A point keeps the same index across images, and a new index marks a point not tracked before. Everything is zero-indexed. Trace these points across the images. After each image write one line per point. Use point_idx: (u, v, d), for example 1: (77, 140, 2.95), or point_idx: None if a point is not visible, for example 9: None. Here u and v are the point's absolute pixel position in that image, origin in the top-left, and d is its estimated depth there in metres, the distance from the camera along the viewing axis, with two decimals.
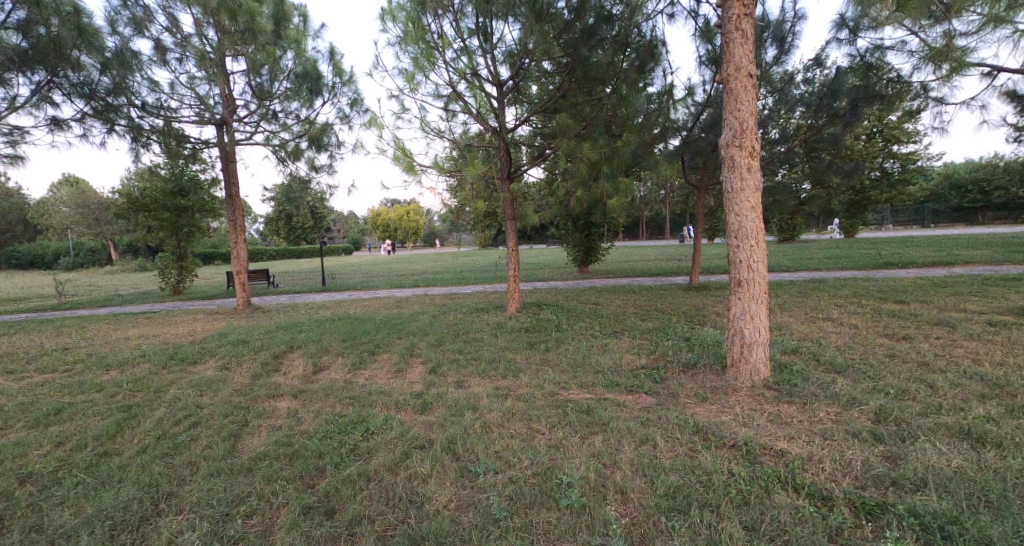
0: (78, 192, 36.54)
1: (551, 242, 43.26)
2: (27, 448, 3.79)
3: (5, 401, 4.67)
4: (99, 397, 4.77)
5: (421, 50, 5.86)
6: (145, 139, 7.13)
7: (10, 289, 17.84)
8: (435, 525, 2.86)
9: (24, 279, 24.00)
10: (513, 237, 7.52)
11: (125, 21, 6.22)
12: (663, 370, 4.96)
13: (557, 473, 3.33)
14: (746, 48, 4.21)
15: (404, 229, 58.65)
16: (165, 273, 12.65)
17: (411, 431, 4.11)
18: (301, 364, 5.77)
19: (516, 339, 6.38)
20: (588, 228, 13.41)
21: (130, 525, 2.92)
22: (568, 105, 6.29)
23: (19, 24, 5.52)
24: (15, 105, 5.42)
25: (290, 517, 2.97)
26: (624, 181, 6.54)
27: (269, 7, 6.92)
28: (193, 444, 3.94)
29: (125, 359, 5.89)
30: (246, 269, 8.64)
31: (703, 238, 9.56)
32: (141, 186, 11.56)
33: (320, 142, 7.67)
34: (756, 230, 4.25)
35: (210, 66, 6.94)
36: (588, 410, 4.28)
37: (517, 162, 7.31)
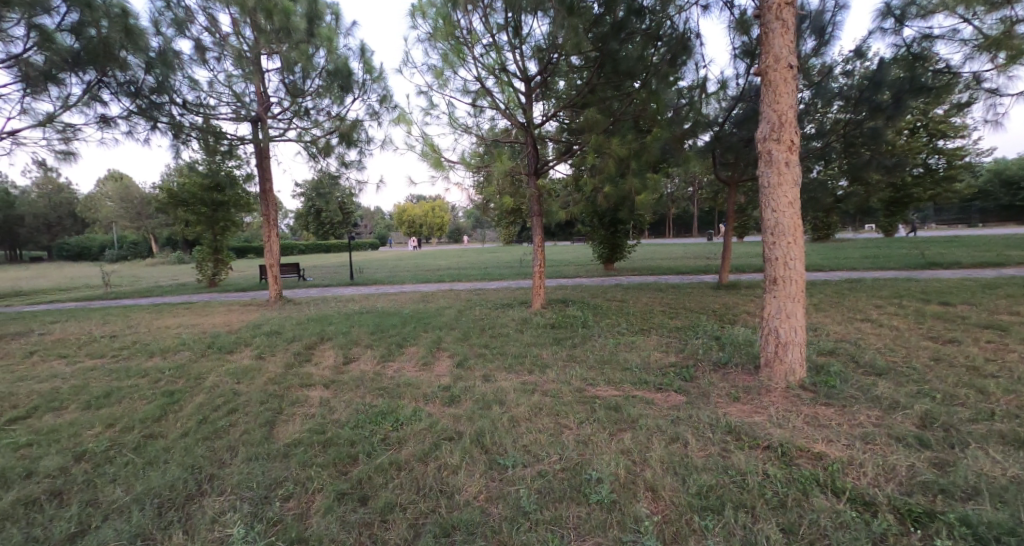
0: (120, 187, 38.18)
1: (574, 239, 42.98)
2: (81, 428, 4.00)
3: (60, 383, 4.93)
4: (144, 382, 4.99)
5: (451, 46, 5.90)
6: (185, 136, 7.40)
7: (61, 279, 18.79)
8: (466, 516, 2.89)
9: (73, 271, 25.26)
10: (539, 234, 7.49)
11: (167, 22, 6.46)
12: (693, 369, 4.88)
13: (586, 468, 3.32)
14: (787, 38, 4.09)
15: (429, 226, 59.28)
16: (202, 265, 13.12)
17: (440, 423, 4.16)
18: (331, 355, 5.91)
19: (542, 335, 6.38)
20: (614, 225, 13.26)
21: (176, 503, 3.06)
22: (597, 100, 6.24)
23: (72, 27, 5.78)
24: (68, 104, 5.69)
25: (325, 503, 3.06)
26: (653, 177, 6.44)
27: (303, 7, 7.08)
28: (233, 429, 4.09)
29: (168, 347, 6.14)
30: (278, 262, 8.87)
31: (733, 237, 9.29)
32: (180, 181, 12.00)
33: (350, 139, 7.81)
34: (794, 227, 4.14)
35: (247, 65, 7.15)
36: (616, 407, 4.25)
37: (543, 158, 7.28)
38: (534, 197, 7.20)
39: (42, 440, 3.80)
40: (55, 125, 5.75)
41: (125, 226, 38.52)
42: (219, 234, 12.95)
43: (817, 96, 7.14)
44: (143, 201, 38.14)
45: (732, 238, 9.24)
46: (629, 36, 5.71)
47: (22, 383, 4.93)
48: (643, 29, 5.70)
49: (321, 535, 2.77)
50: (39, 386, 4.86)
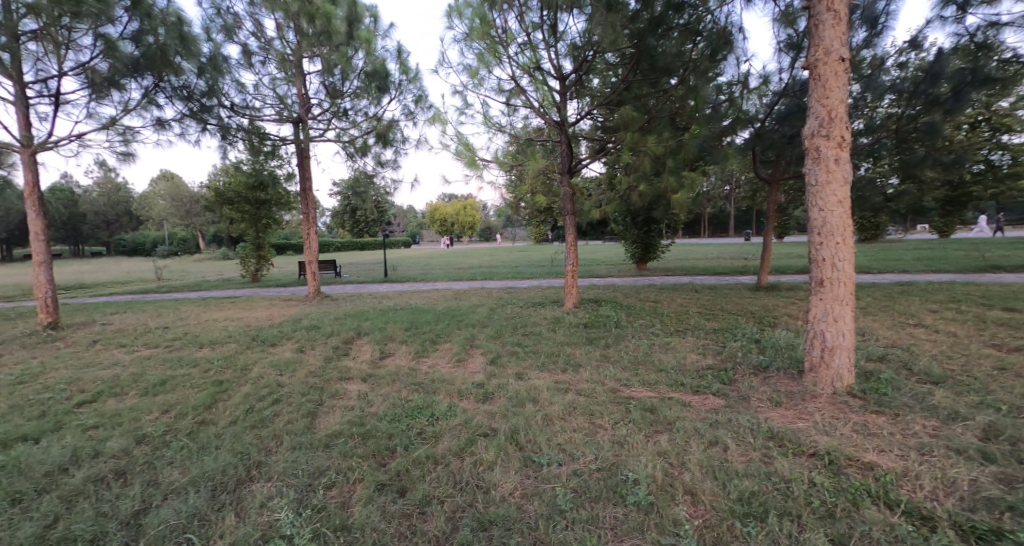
0: (173, 186, 40.39)
1: (605, 238, 42.63)
2: (140, 413, 4.26)
3: (120, 370, 5.26)
4: (196, 371, 5.26)
5: (487, 45, 5.94)
6: (231, 137, 7.73)
7: (120, 273, 20.04)
8: (502, 511, 2.93)
9: (135, 265, 27.19)
10: (571, 233, 7.46)
11: (217, 28, 6.76)
12: (732, 372, 4.77)
13: (622, 469, 3.30)
14: (838, 30, 3.93)
15: (460, 225, 60.00)
16: (246, 261, 13.70)
17: (475, 419, 4.20)
18: (368, 350, 6.08)
19: (575, 334, 6.35)
20: (647, 224, 13.05)
21: (228, 487, 3.21)
22: (632, 98, 6.16)
23: (132, 35, 6.13)
24: (128, 108, 6.02)
25: (366, 492, 3.15)
26: (689, 175, 6.29)
27: (344, 10, 7.24)
28: (277, 418, 4.26)
29: (216, 339, 6.46)
30: (317, 259, 9.14)
31: (773, 237, 8.97)
32: (226, 180, 12.58)
33: (387, 138, 7.97)
34: (843, 226, 3.97)
35: (289, 67, 7.40)
36: (651, 408, 4.20)
37: (577, 157, 7.24)
38: (567, 196, 7.17)
39: (107, 423, 4.06)
40: (117, 128, 6.11)
41: (176, 224, 40.76)
42: (262, 231, 13.46)
43: (867, 89, 6.83)
44: (192, 200, 40.23)
45: (772, 238, 8.92)
46: (667, 32, 5.58)
47: (88, 369, 5.29)
48: (682, 23, 5.57)
49: (362, 524, 2.85)
50: (103, 372, 5.19)
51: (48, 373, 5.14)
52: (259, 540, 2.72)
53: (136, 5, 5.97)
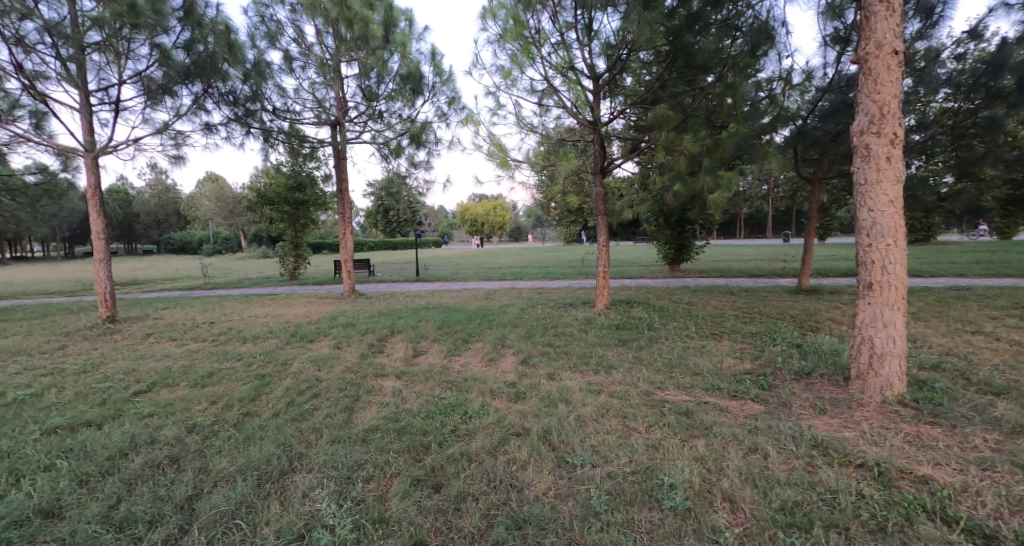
0: (218, 188, 42.24)
1: (636, 239, 42.09)
2: (190, 403, 4.49)
3: (171, 363, 5.54)
4: (240, 365, 5.49)
5: (520, 46, 5.96)
6: (273, 140, 8.04)
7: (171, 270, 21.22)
8: (537, 511, 2.94)
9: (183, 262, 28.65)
10: (603, 233, 7.39)
11: (261, 36, 7.03)
12: (772, 378, 4.63)
13: (657, 473, 3.25)
14: (892, 21, 3.76)
15: (489, 225, 60.36)
16: (285, 260, 14.18)
17: (508, 418, 4.23)
18: (402, 347, 6.20)
19: (607, 336, 6.30)
20: (681, 225, 12.78)
21: (273, 477, 3.34)
22: (667, 96, 6.09)
23: (184, 44, 6.46)
24: (179, 113, 6.33)
25: (402, 487, 3.22)
26: (727, 174, 6.12)
27: (381, 14, 7.39)
28: (316, 412, 4.40)
29: (258, 334, 6.72)
30: (352, 258, 9.38)
31: (814, 238, 8.65)
32: (268, 182, 13.10)
33: (420, 140, 8.10)
34: (895, 228, 3.80)
35: (328, 72, 7.63)
36: (687, 412, 4.12)
37: (609, 157, 7.19)
38: (599, 196, 7.11)
39: (160, 412, 4.30)
40: (169, 133, 6.44)
41: (220, 223, 42.70)
42: (300, 231, 13.91)
43: (920, 83, 6.45)
44: (235, 200, 41.99)
45: (813, 240, 8.60)
46: (704, 28, 5.46)
47: (142, 360, 5.61)
48: (721, 18, 5.42)
49: (399, 518, 2.91)
50: (155, 363, 5.49)
51: (107, 364, 5.48)
52: (303, 530, 2.82)
53: (187, 15, 6.33)
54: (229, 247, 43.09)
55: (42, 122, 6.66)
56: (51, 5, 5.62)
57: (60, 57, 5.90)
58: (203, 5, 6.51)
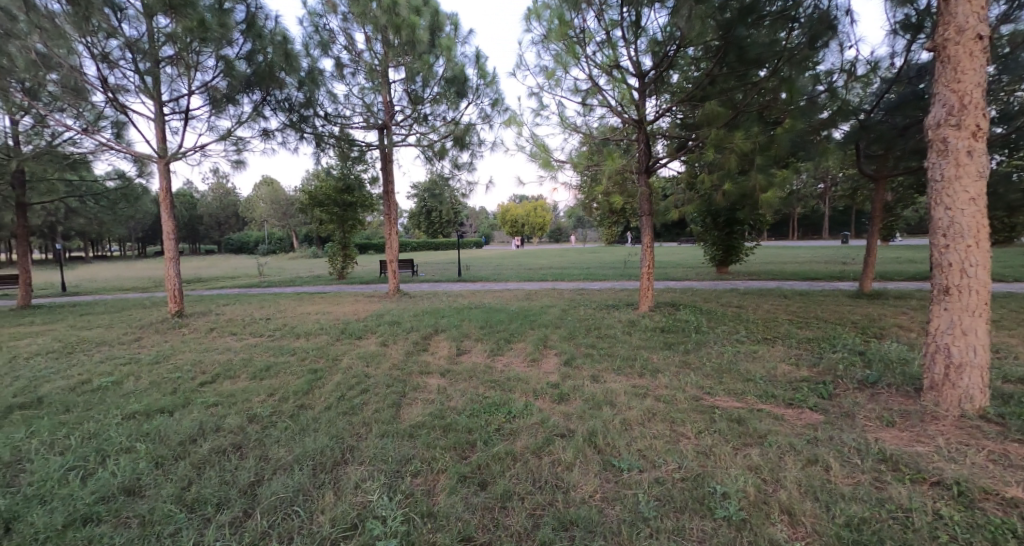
0: (272, 191, 44.47)
1: (683, 240, 40.94)
2: (250, 394, 4.75)
3: (232, 355, 5.89)
4: (294, 359, 5.77)
5: (565, 46, 5.94)
6: (324, 144, 8.39)
7: (236, 269, 22.68)
8: (584, 513, 2.91)
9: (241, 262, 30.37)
10: (647, 234, 7.25)
11: (315, 44, 7.37)
12: (832, 386, 4.38)
13: (708, 481, 3.14)
14: (976, 4, 3.48)
15: (530, 225, 60.49)
16: (334, 260, 14.75)
17: (552, 419, 4.22)
18: (446, 346, 6.30)
19: (652, 338, 6.16)
20: (728, 226, 12.33)
21: (327, 467, 3.48)
22: (717, 93, 5.96)
23: (246, 55, 6.84)
24: (241, 120, 6.72)
25: (449, 483, 3.28)
26: (781, 172, 5.83)
27: (427, 20, 7.56)
28: (366, 406, 4.55)
29: (310, 330, 7.02)
30: (397, 258, 9.64)
31: (878, 240, 8.13)
32: (319, 185, 13.71)
33: (464, 142, 8.22)
34: (976, 227, 3.51)
35: (377, 77, 7.91)
36: (739, 419, 3.97)
37: (654, 156, 7.07)
38: (644, 196, 6.99)
39: (224, 402, 4.57)
40: (232, 139, 6.84)
41: (275, 224, 45.06)
42: (347, 232, 14.44)
43: (1004, 71, 5.91)
44: (288, 203, 44.12)
45: (876, 241, 8.08)
46: (757, 20, 5.25)
47: (208, 352, 5.99)
48: (776, 10, 5.18)
49: (447, 513, 2.96)
50: (219, 356, 5.85)
51: (176, 355, 5.89)
52: (356, 520, 2.91)
53: (249, 27, 6.72)
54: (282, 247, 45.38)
55: (122, 132, 7.23)
56: (131, 24, 6.11)
57: (139, 71, 6.40)
58: (263, 18, 6.89)
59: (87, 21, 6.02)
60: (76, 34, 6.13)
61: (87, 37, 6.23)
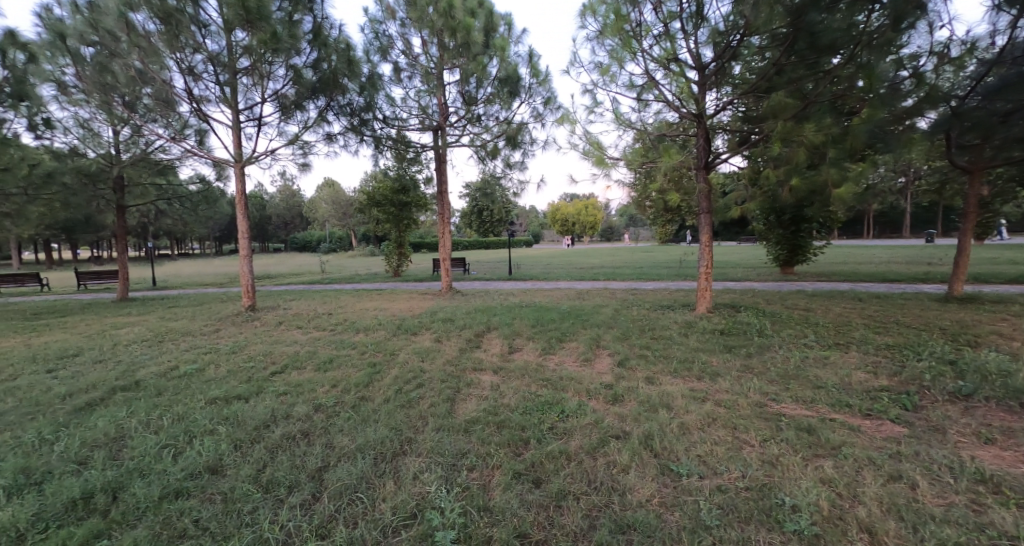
0: (332, 192, 46.70)
1: (742, 240, 38.84)
2: (316, 385, 5.03)
3: (299, 348, 6.26)
4: (355, 352, 6.06)
5: (620, 41, 5.81)
6: (382, 146, 8.74)
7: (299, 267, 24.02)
8: (641, 517, 2.84)
9: (304, 260, 32.08)
10: (706, 232, 7.00)
11: (375, 51, 7.68)
12: (918, 397, 4.04)
13: (776, 492, 2.97)
14: None
15: (580, 225, 59.73)
16: (390, 258, 15.31)
17: (606, 420, 4.15)
18: (498, 344, 6.37)
19: (710, 340, 5.92)
20: (795, 224, 11.61)
21: (387, 457, 3.63)
22: (785, 82, 5.74)
23: (312, 63, 7.22)
24: (307, 125, 7.12)
25: (505, 479, 3.31)
26: (857, 165, 5.41)
27: (482, 21, 7.67)
28: (422, 400, 4.69)
29: (369, 325, 7.34)
30: (450, 257, 9.85)
31: (971, 238, 7.35)
32: (377, 186, 14.28)
33: (516, 141, 8.28)
34: None
35: (433, 80, 8.12)
36: (809, 428, 3.73)
37: (714, 151, 6.82)
38: (703, 193, 6.77)
39: (292, 391, 4.88)
40: (299, 144, 7.27)
41: (335, 225, 47.41)
42: (403, 231, 14.93)
43: None
44: (347, 204, 46.19)
45: (969, 240, 7.31)
46: (832, 4, 4.78)
47: (277, 344, 6.42)
48: None
49: (503, 508, 2.99)
50: (287, 348, 6.25)
51: (250, 346, 6.35)
52: (415, 509, 3.01)
53: (316, 37, 7.09)
54: (341, 246, 47.67)
55: (204, 139, 7.88)
56: (213, 39, 6.63)
57: (219, 83, 6.95)
58: (329, 27, 7.26)
59: (177, 39, 6.67)
60: (167, 51, 6.75)
61: (176, 52, 6.84)
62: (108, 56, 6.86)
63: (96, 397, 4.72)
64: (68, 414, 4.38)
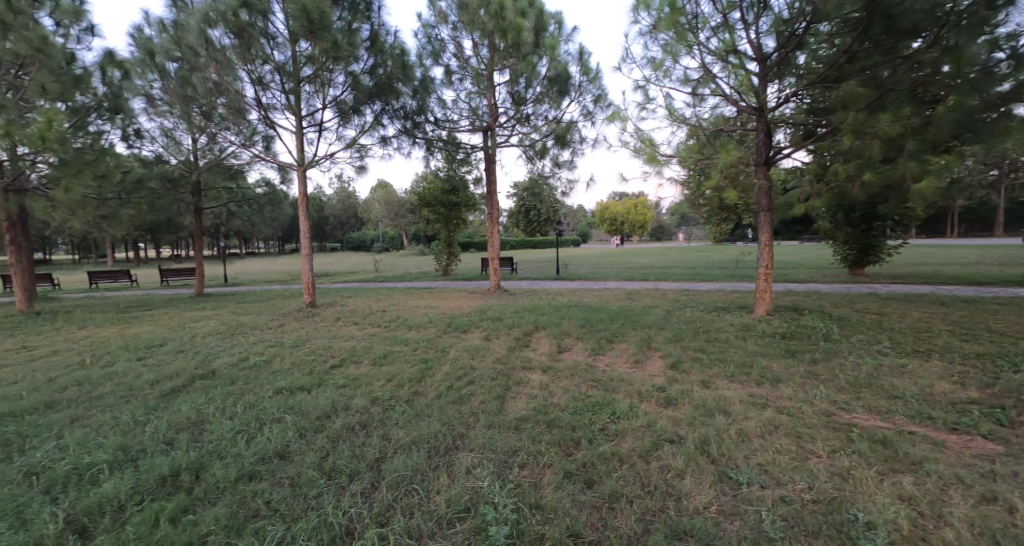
0: (384, 193, 48.28)
1: (804, 240, 36.37)
2: (372, 379, 5.26)
3: (355, 343, 6.55)
4: (408, 348, 6.27)
5: (675, 35, 5.66)
6: (433, 148, 8.98)
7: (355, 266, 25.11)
8: (699, 524, 2.76)
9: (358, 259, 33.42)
10: (766, 231, 6.67)
11: (427, 55, 7.91)
12: (1015, 413, 3.66)
13: (847, 507, 2.79)
14: None
15: (630, 224, 58.34)
16: (440, 257, 15.68)
17: (658, 423, 4.05)
18: (547, 343, 6.39)
19: (770, 345, 5.64)
20: (866, 221, 10.80)
21: (441, 451, 3.73)
22: (857, 70, 5.43)
23: (369, 69, 7.53)
24: (364, 129, 7.43)
25: (556, 478, 3.31)
26: (941, 156, 4.96)
27: (532, 21, 7.71)
28: (473, 397, 4.78)
29: (421, 323, 7.56)
30: (499, 256, 9.96)
31: None
32: (428, 187, 14.66)
33: (565, 140, 8.25)
34: None
35: (483, 81, 8.25)
36: (884, 441, 3.47)
37: (775, 146, 6.50)
38: (763, 190, 6.47)
39: (351, 384, 5.12)
40: (356, 147, 7.60)
41: (387, 225, 49.14)
42: (452, 230, 15.26)
43: None
44: (399, 204, 47.63)
45: None
46: None
47: (337, 339, 6.76)
48: None
49: (555, 507, 3.00)
50: (345, 343, 6.56)
51: (311, 340, 6.72)
52: (469, 503, 3.08)
53: (373, 44, 7.40)
54: (392, 245, 49.29)
55: (270, 144, 8.41)
56: (280, 50, 7.07)
57: (285, 91, 7.39)
58: (385, 33, 7.56)
59: (248, 51, 7.16)
60: (240, 63, 7.27)
61: (248, 64, 7.34)
62: (189, 69, 7.48)
63: (179, 384, 5.17)
64: (156, 398, 4.83)
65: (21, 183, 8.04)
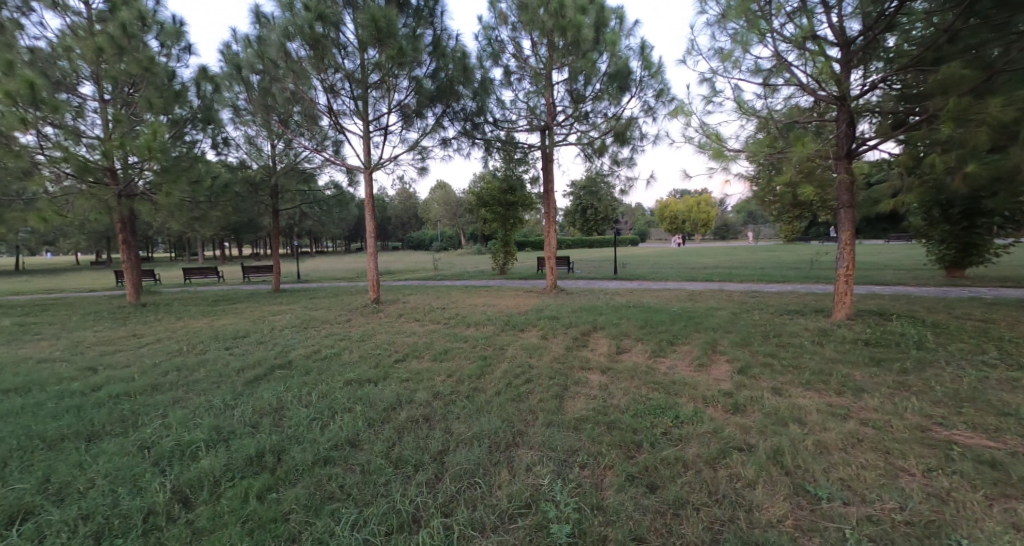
0: (442, 194, 49.53)
1: (892, 239, 33.06)
2: (434, 374, 5.44)
3: (417, 339, 6.80)
4: (468, 345, 6.41)
5: (745, 24, 5.38)
6: (491, 148, 9.11)
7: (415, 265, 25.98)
8: (773, 537, 2.62)
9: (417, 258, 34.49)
10: (847, 229, 6.17)
11: (487, 56, 8.04)
12: None
13: (948, 532, 2.53)
14: None
15: (691, 222, 55.87)
16: (496, 256, 15.86)
17: (726, 430, 3.88)
18: (605, 343, 6.30)
19: (851, 351, 5.22)
20: (968, 217, 9.67)
21: (501, 447, 3.79)
22: (959, 50, 4.93)
23: (431, 73, 7.77)
24: (427, 132, 7.68)
25: (618, 480, 3.27)
26: None
27: (592, 17, 7.63)
28: (532, 395, 4.82)
29: (479, 321, 7.70)
30: (555, 255, 9.94)
31: None
32: (486, 187, 14.87)
33: (625, 137, 8.08)
34: None
35: (541, 80, 8.27)
36: (993, 463, 3.11)
37: (858, 138, 6.01)
38: (843, 185, 6.00)
39: (414, 378, 5.32)
40: (418, 149, 7.87)
41: (444, 224, 50.39)
42: (508, 230, 15.39)
43: None
44: (456, 204, 48.66)
45: None
46: None
47: (400, 334, 7.05)
48: None
49: (617, 509, 2.96)
50: (407, 338, 6.82)
51: (376, 335, 7.06)
52: (530, 500, 3.11)
53: (435, 48, 7.63)
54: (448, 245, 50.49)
55: (339, 149, 8.91)
56: (350, 59, 7.47)
57: (354, 98, 7.81)
58: (447, 38, 7.78)
59: (322, 61, 7.61)
60: (314, 72, 7.76)
61: (321, 73, 7.81)
62: (269, 80, 8.10)
63: (261, 372, 5.62)
64: (242, 384, 5.29)
65: (130, 189, 9.06)
